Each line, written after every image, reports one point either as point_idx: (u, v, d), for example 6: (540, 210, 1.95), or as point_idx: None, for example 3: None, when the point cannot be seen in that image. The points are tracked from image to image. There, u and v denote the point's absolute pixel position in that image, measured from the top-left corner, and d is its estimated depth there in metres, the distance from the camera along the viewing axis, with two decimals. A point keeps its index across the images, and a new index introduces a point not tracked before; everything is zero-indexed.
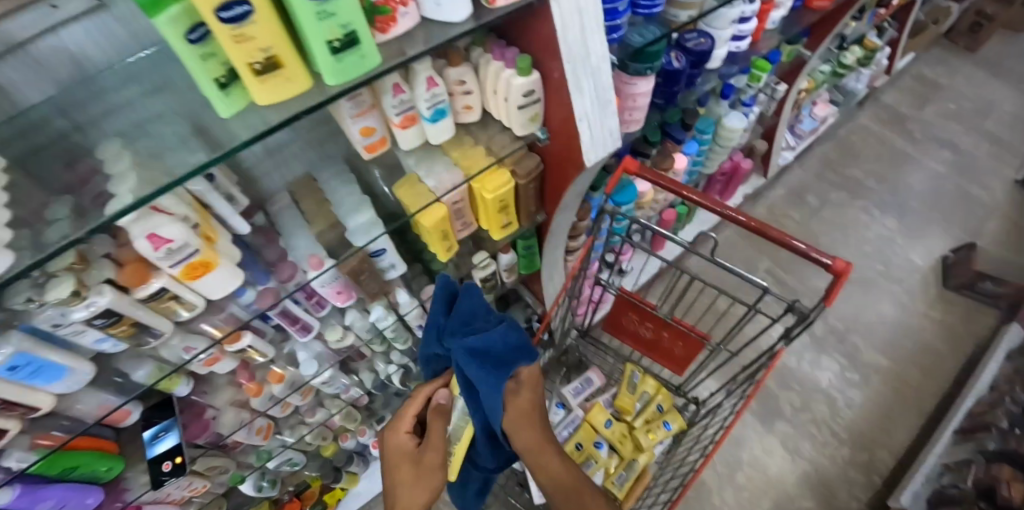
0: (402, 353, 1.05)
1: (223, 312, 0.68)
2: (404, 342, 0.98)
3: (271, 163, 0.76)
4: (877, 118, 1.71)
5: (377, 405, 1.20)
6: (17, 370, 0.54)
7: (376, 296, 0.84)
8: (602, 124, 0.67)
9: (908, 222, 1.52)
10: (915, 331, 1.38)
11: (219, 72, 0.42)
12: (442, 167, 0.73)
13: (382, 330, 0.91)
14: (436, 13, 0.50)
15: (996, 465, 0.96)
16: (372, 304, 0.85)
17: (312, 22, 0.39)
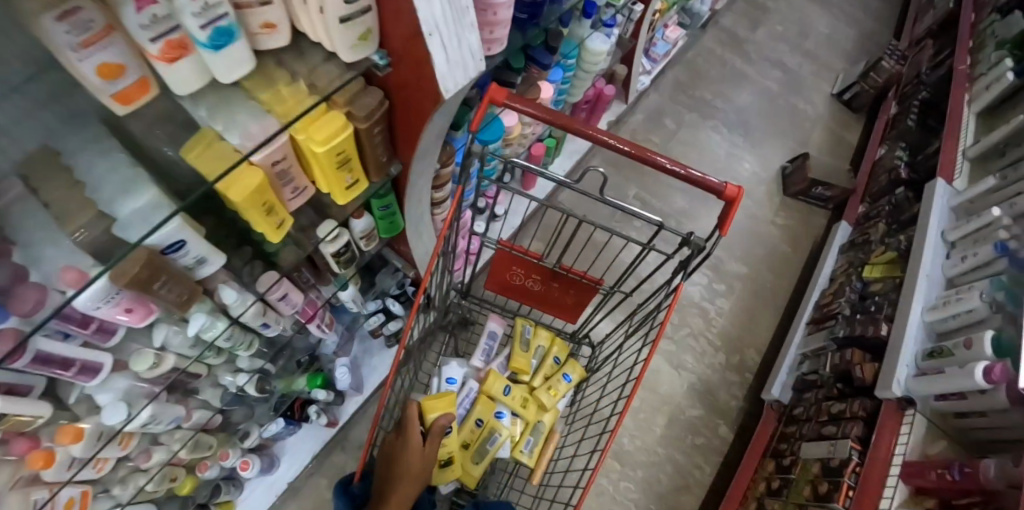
0: (252, 356, 0.84)
1: None
2: (246, 345, 0.78)
3: None
4: (718, 40, 1.80)
5: (237, 419, 0.95)
6: None
7: (191, 302, 0.61)
8: (459, 41, 0.51)
9: (752, 138, 1.65)
10: (766, 237, 1.53)
11: None
12: (247, 116, 0.52)
13: (212, 341, 0.70)
14: None
15: (848, 351, 1.07)
16: (189, 313, 0.63)
17: None
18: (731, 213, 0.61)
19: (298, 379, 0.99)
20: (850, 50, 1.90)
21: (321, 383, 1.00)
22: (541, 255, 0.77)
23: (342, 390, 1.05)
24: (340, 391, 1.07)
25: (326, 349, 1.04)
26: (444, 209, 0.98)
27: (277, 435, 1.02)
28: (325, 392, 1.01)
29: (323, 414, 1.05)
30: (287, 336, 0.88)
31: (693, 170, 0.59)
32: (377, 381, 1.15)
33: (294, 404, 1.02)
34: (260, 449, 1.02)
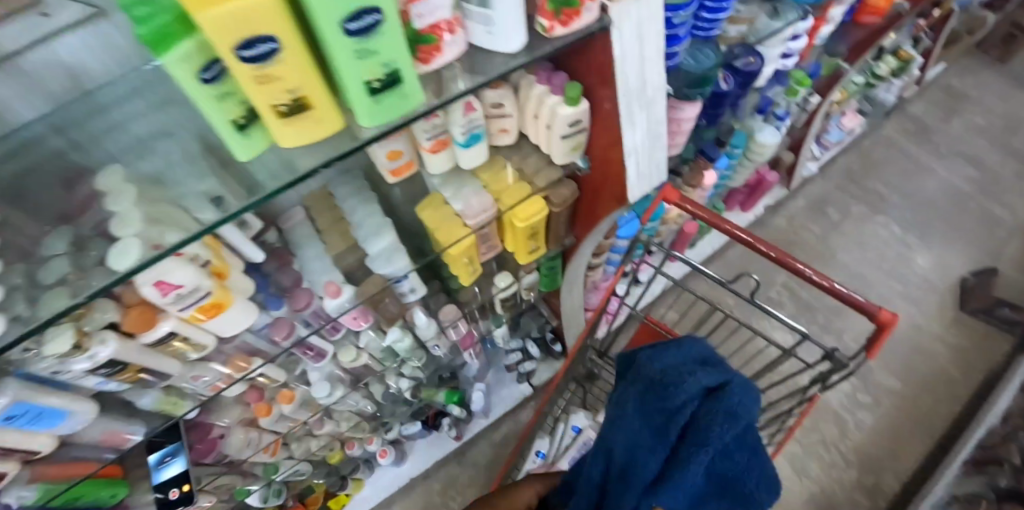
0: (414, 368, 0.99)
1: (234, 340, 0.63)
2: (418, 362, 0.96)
3: None
4: (903, 128, 1.66)
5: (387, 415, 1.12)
6: (14, 420, 0.47)
7: (395, 319, 0.80)
8: (649, 157, 0.65)
9: (928, 241, 1.49)
10: (929, 353, 1.36)
11: (241, 114, 0.38)
12: (470, 190, 0.67)
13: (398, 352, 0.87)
14: (487, 42, 0.45)
15: None
16: (390, 327, 0.81)
17: (355, 63, 0.35)
18: (882, 337, 0.64)
19: (438, 392, 1.12)
20: None
21: (457, 400, 1.13)
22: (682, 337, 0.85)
23: (473, 410, 1.19)
24: (470, 411, 1.20)
25: (467, 371, 1.16)
26: (596, 270, 1.07)
27: (413, 435, 1.19)
28: (458, 408, 1.15)
29: (453, 427, 1.20)
30: (445, 357, 1.03)
31: (840, 286, 0.63)
32: (502, 411, 1.26)
33: (431, 412, 1.18)
34: (399, 442, 1.19)
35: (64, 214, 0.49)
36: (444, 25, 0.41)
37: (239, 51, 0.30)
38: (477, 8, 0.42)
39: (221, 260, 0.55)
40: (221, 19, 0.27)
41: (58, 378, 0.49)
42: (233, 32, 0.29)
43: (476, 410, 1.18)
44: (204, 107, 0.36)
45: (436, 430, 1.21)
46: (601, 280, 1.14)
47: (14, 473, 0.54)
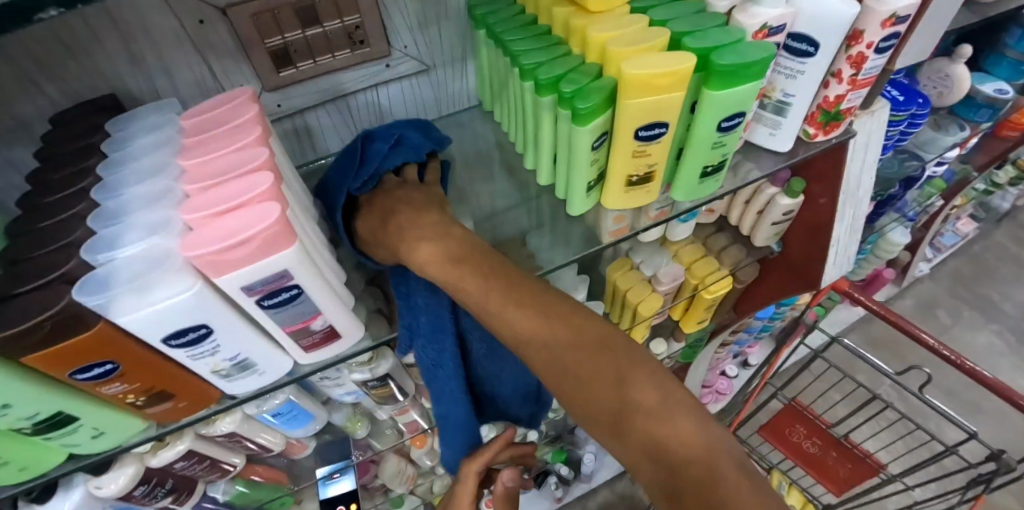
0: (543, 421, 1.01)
1: None
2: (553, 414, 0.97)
3: None
4: (1014, 237, 1.64)
5: None
6: (278, 416, 0.52)
7: None
8: (846, 251, 0.69)
9: None
10: None
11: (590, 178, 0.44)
12: (663, 260, 0.74)
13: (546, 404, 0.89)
14: (764, 142, 0.53)
15: None
16: None
17: (708, 149, 0.42)
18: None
19: (547, 450, 1.14)
20: None
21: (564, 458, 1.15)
22: (829, 424, 0.88)
23: (579, 473, 1.16)
24: (574, 474, 1.18)
25: (578, 432, 1.16)
26: (724, 350, 1.09)
27: None
28: (566, 468, 1.15)
29: (556, 488, 1.17)
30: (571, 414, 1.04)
31: (1001, 380, 0.75)
32: (605, 477, 1.21)
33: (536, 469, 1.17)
34: None
35: None
36: None
37: (639, 130, 0.39)
38: (769, 114, 0.50)
39: None
40: (647, 105, 0.37)
41: (320, 383, 0.54)
42: (645, 115, 0.38)
43: (583, 474, 1.16)
44: (573, 171, 0.42)
45: (536, 489, 1.19)
46: (723, 360, 1.16)
47: (240, 465, 0.57)
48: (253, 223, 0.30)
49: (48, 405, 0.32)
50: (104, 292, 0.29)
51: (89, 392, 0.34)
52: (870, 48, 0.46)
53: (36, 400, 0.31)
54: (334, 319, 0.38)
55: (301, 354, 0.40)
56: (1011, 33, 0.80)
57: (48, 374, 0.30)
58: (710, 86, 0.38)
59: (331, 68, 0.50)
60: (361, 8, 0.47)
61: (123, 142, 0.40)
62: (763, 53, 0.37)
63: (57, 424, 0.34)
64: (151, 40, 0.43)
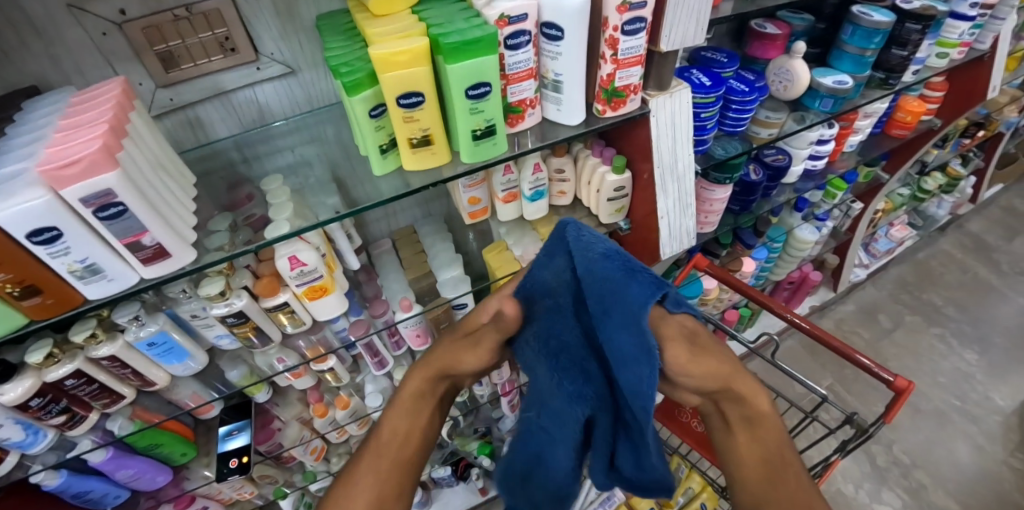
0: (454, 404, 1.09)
1: (317, 332, 0.79)
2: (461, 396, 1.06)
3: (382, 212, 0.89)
4: (960, 245, 1.67)
5: None
6: (154, 346, 0.64)
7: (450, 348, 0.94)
8: (680, 223, 0.78)
9: (992, 360, 1.42)
10: (992, 478, 1.24)
11: (385, 142, 0.56)
12: (529, 240, 0.84)
13: None
14: (555, 116, 0.63)
15: None
16: None
17: (467, 114, 0.53)
18: (899, 400, 0.78)
19: (472, 442, 1.21)
20: None
21: (488, 452, 1.21)
22: None
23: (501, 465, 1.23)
24: None
25: (500, 426, 1.23)
26: None
27: (440, 481, 1.22)
28: (488, 460, 1.21)
29: (480, 478, 1.23)
30: (483, 400, 1.12)
31: (870, 363, 0.79)
32: None
33: (460, 461, 1.23)
34: (427, 485, 1.23)
35: (232, 205, 0.69)
36: (528, 103, 0.60)
37: (399, 98, 0.50)
38: (552, 93, 0.61)
39: (333, 266, 0.72)
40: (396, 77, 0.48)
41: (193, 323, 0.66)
42: (399, 86, 0.49)
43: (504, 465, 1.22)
44: (365, 135, 0.55)
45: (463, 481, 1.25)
46: None
47: (129, 396, 0.69)
48: (82, 151, 0.43)
49: None
50: None
51: None
52: (616, 32, 0.55)
53: None
54: (162, 238, 0.52)
55: (143, 267, 0.53)
56: (845, 29, 0.85)
57: None
58: (446, 61, 0.49)
59: (208, 69, 0.64)
60: (227, 22, 0.61)
61: (28, 113, 0.54)
62: (483, 33, 0.48)
63: None
64: (67, 48, 0.58)
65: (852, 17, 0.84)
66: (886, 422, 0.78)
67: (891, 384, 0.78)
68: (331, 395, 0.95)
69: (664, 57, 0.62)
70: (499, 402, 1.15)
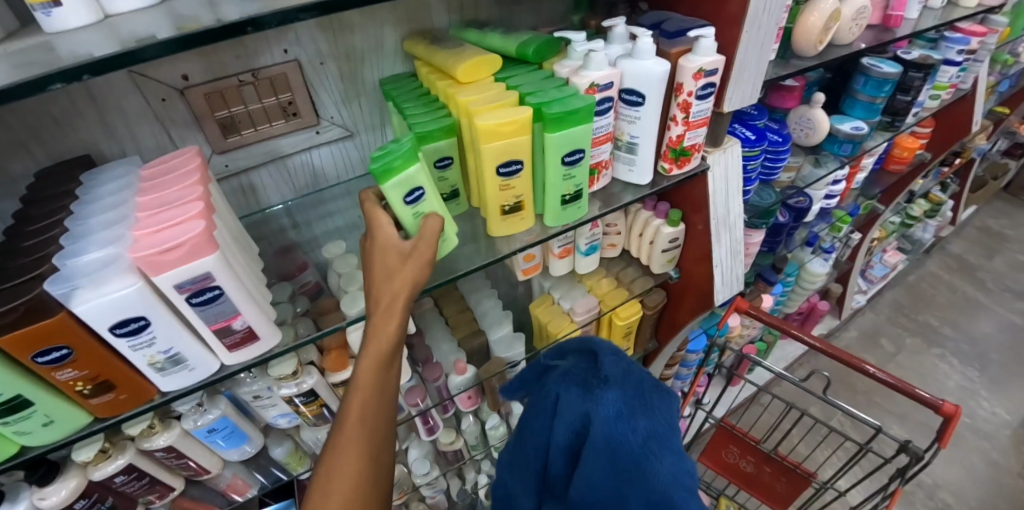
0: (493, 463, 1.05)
1: None
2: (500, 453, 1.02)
3: None
4: (947, 266, 1.78)
5: None
6: (214, 432, 0.60)
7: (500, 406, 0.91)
8: (732, 271, 0.79)
9: (991, 374, 1.50)
10: (1013, 493, 1.28)
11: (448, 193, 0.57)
12: (577, 292, 0.83)
13: (489, 441, 0.94)
14: (625, 175, 0.64)
15: None
16: (491, 414, 0.91)
17: (559, 180, 0.53)
18: (949, 426, 0.80)
19: None
20: None
21: None
22: (758, 440, 0.92)
23: None
24: None
25: None
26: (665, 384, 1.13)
27: None
28: None
29: None
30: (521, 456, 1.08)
31: (916, 389, 0.81)
32: None
33: None
34: None
35: (287, 274, 0.66)
36: (603, 164, 0.60)
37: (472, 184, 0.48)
38: (625, 154, 0.62)
39: None
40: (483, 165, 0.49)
41: (254, 404, 0.62)
42: (500, 155, 0.49)
43: None
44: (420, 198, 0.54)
45: None
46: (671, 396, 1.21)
47: (178, 487, 0.64)
48: (182, 235, 0.41)
49: (12, 388, 0.39)
50: (69, 284, 0.38)
51: (44, 381, 0.42)
52: (690, 96, 0.57)
53: (5, 382, 0.39)
54: (252, 321, 0.48)
55: (225, 353, 0.49)
56: (857, 80, 0.92)
57: (14, 357, 0.38)
58: (547, 130, 0.49)
59: (268, 134, 0.62)
60: (292, 88, 0.60)
61: (92, 189, 0.50)
62: (582, 103, 0.49)
63: (12, 407, 0.41)
64: (126, 117, 0.55)
65: (863, 69, 0.90)
66: (942, 447, 0.80)
67: (940, 409, 0.80)
68: None
69: (721, 117, 0.65)
70: None
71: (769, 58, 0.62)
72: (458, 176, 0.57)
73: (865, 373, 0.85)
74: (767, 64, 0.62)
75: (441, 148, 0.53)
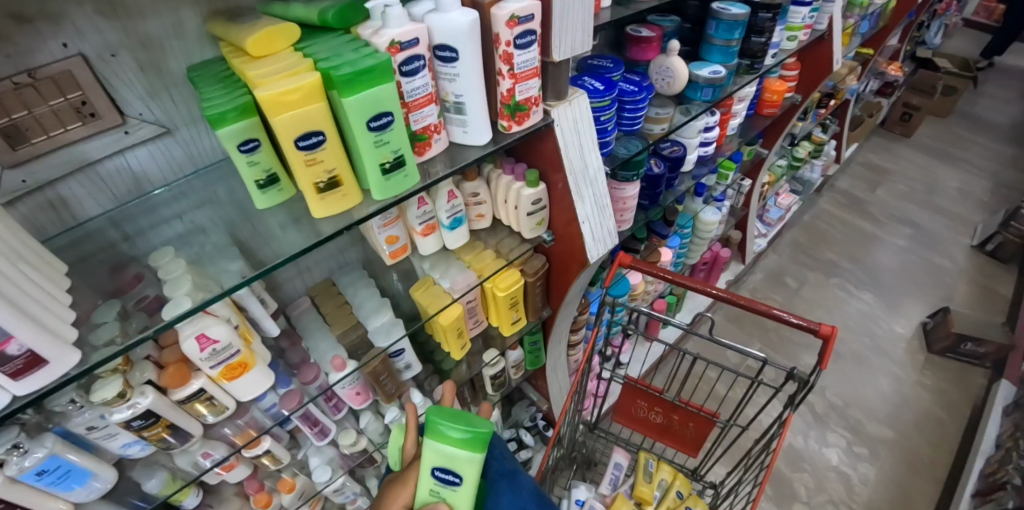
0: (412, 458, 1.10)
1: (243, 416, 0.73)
2: None
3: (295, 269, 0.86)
4: (837, 203, 1.96)
5: None
6: (45, 475, 0.55)
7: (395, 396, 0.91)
8: (601, 224, 0.80)
9: (884, 295, 1.66)
10: (914, 401, 1.43)
11: (262, 177, 0.54)
12: (457, 269, 0.81)
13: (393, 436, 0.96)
14: (462, 138, 0.62)
15: None
16: (388, 406, 0.91)
17: (371, 149, 0.50)
18: (828, 347, 0.80)
19: None
20: (986, 201, 1.98)
21: None
22: (661, 390, 0.94)
23: None
24: None
25: None
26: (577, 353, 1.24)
27: None
28: None
29: None
30: None
31: (797, 317, 0.80)
32: None
33: None
34: None
35: (117, 290, 0.61)
36: (433, 128, 0.58)
37: (437, 472, 0.55)
38: (455, 115, 0.60)
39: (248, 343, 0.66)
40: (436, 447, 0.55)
41: (91, 437, 0.58)
42: (295, 128, 0.45)
43: None
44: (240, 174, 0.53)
45: None
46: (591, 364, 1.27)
47: None
48: None
49: None
50: None
51: None
52: (509, 47, 0.56)
53: None
54: (33, 344, 0.43)
55: (13, 383, 0.44)
56: (709, 25, 0.95)
57: None
58: (341, 95, 0.45)
59: (66, 140, 0.56)
60: (82, 85, 0.54)
61: None
62: (375, 61, 0.45)
63: None
64: None
65: (714, 13, 0.93)
66: (822, 368, 0.80)
67: (818, 332, 0.80)
68: (270, 481, 0.89)
69: (558, 68, 0.64)
70: None
71: (593, 4, 0.60)
72: (271, 159, 0.53)
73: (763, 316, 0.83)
74: (592, 10, 0.61)
75: (241, 130, 0.49)
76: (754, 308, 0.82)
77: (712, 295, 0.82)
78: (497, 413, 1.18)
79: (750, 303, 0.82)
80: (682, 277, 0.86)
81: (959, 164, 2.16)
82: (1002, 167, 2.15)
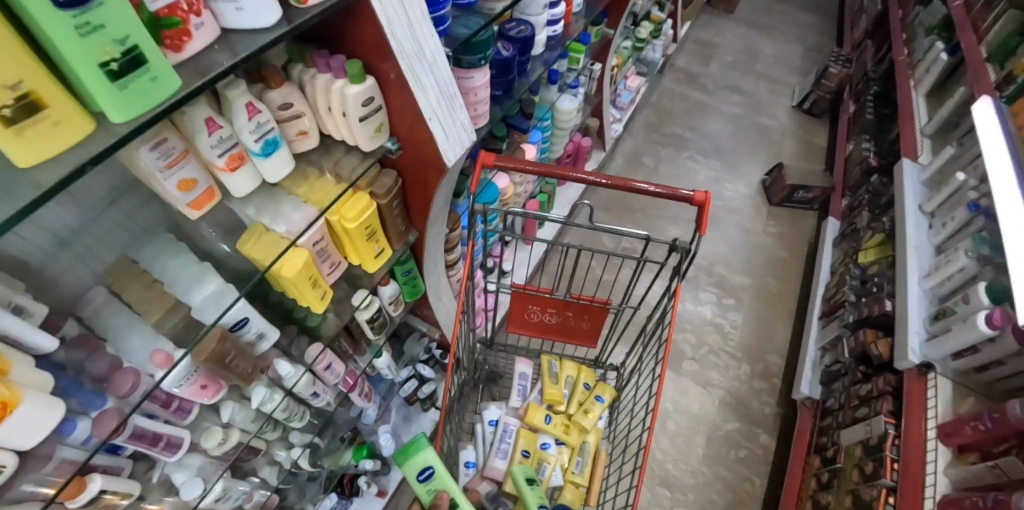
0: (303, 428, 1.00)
1: (51, 461, 0.54)
2: (298, 420, 0.92)
3: (68, 253, 0.66)
4: (677, 80, 2.07)
5: (291, 501, 1.07)
6: None
7: (252, 381, 0.77)
8: (453, 120, 0.68)
9: (728, 160, 1.83)
10: (763, 247, 1.65)
11: None
12: (290, 207, 0.67)
13: (270, 414, 0.84)
14: (237, 21, 0.43)
15: (863, 332, 1.19)
16: (252, 389, 0.78)
17: (69, 36, 0.32)
18: (704, 213, 0.76)
19: (345, 453, 1.14)
20: (798, 64, 2.25)
21: (366, 453, 1.13)
22: (552, 290, 0.90)
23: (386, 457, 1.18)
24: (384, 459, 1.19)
25: (365, 420, 1.19)
26: (456, 271, 1.16)
27: None
28: (372, 461, 1.14)
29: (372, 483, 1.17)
30: (331, 407, 1.03)
31: (670, 186, 0.76)
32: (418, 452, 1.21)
33: (344, 479, 1.13)
34: None
35: None
36: (184, 6, 0.39)
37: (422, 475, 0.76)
38: None
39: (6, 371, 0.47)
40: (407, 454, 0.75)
41: None
42: None
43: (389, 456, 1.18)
44: None
45: (357, 497, 1.17)
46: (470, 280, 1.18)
47: None
48: None
49: None
50: None
51: None
52: None
53: None
54: None
55: None
56: None
57: None
58: None
59: None
60: None
61: None
62: None
63: None
64: None
65: None
66: (702, 235, 0.77)
67: (693, 199, 0.76)
68: None
69: None
70: (350, 399, 1.07)
71: None
72: None
73: (637, 191, 0.79)
74: None
75: None
76: (629, 187, 0.76)
77: (579, 179, 0.75)
78: (388, 356, 1.12)
79: (625, 182, 0.76)
80: (550, 167, 0.76)
81: (772, 33, 2.39)
82: (804, 32, 2.43)
